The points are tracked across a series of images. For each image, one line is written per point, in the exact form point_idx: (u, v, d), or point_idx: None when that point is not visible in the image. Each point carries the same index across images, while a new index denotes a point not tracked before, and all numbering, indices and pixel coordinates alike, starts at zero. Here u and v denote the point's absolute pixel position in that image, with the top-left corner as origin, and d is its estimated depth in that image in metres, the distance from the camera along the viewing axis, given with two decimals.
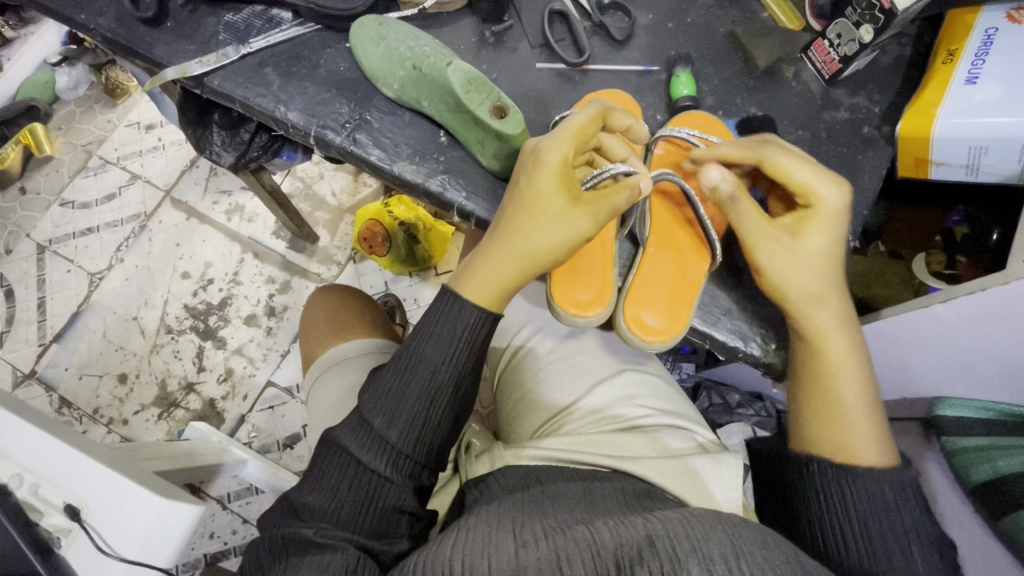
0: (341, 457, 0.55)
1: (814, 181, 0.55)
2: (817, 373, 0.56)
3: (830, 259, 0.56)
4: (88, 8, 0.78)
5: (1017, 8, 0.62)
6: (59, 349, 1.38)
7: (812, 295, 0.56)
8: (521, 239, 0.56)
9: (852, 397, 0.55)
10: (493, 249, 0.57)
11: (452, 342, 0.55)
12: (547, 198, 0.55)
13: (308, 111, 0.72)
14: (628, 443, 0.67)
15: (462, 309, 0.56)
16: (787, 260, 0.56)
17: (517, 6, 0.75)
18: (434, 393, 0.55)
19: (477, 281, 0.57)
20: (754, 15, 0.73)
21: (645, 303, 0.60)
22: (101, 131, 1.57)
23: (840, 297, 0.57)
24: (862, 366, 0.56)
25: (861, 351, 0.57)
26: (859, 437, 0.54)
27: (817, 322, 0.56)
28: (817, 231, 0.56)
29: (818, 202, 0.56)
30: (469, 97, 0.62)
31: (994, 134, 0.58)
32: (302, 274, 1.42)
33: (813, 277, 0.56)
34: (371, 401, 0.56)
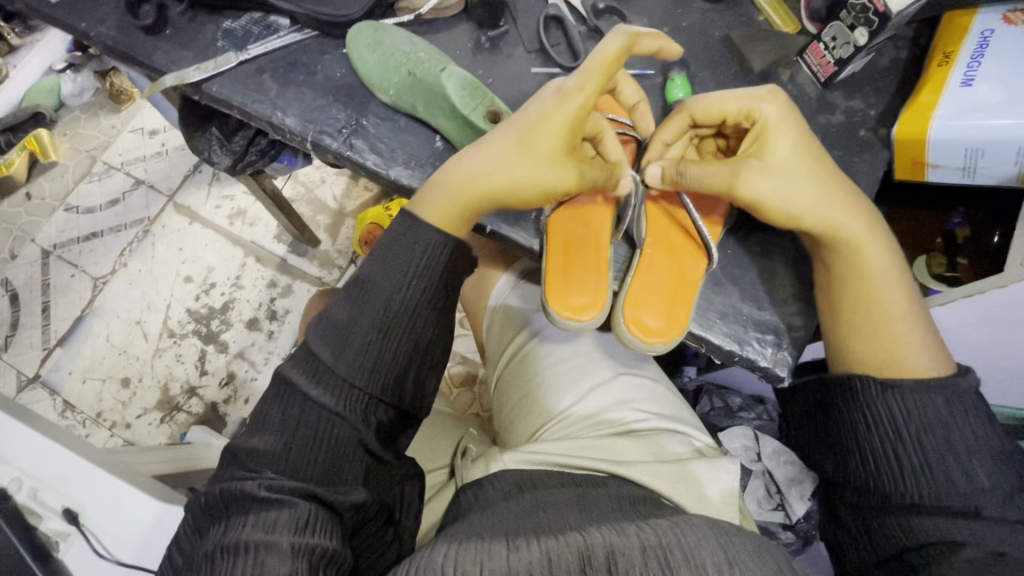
0: (289, 395, 0.55)
1: (747, 101, 0.57)
2: (859, 294, 0.56)
3: (817, 168, 0.55)
4: (89, 16, 0.79)
5: (1013, 10, 0.62)
6: (63, 353, 1.39)
7: (815, 206, 0.55)
8: (504, 165, 0.56)
9: (895, 311, 0.55)
10: (476, 166, 0.57)
11: (404, 269, 0.55)
12: (550, 130, 0.55)
13: (305, 117, 0.72)
14: (624, 448, 0.66)
15: (422, 230, 0.56)
16: (770, 182, 0.54)
17: (513, 12, 0.75)
18: (389, 325, 0.55)
19: (443, 198, 0.58)
20: (749, 19, 0.74)
21: (643, 305, 0.58)
22: (106, 136, 1.59)
23: (846, 195, 0.56)
24: (886, 245, 0.56)
25: (888, 243, 0.57)
26: (915, 353, 0.53)
27: (840, 237, 0.55)
28: (780, 142, 0.55)
29: (767, 120, 0.56)
30: (463, 102, 0.63)
31: (991, 136, 0.58)
32: (303, 278, 1.43)
33: (807, 192, 0.54)
34: (320, 331, 0.56)
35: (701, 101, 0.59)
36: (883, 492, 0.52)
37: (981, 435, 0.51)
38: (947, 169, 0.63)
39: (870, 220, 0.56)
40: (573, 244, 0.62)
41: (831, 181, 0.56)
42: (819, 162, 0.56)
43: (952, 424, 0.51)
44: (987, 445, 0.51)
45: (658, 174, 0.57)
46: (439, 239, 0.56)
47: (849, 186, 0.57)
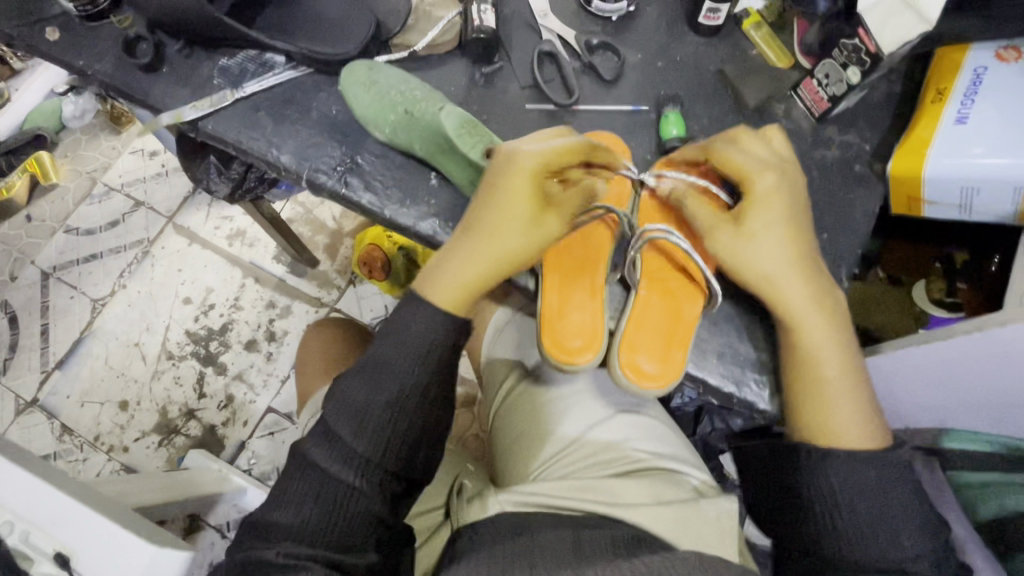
0: (307, 469, 0.56)
1: (749, 165, 0.56)
2: (796, 358, 0.58)
3: (790, 242, 0.56)
4: (87, 53, 0.79)
5: (1006, 47, 0.62)
6: (61, 376, 1.38)
7: (770, 281, 0.56)
8: (493, 245, 0.58)
9: (830, 378, 0.57)
10: (469, 248, 0.59)
11: (415, 347, 0.57)
12: (528, 207, 0.57)
13: (300, 154, 0.72)
14: (623, 489, 0.65)
15: (429, 312, 0.58)
16: (734, 249, 0.56)
17: (507, 48, 0.75)
18: (403, 399, 0.56)
19: (443, 278, 0.59)
20: (743, 54, 0.74)
21: (639, 347, 0.57)
22: (107, 158, 1.59)
23: (811, 274, 0.57)
24: (833, 319, 0.57)
25: (836, 319, 0.57)
26: (845, 420, 0.55)
27: (783, 305, 0.57)
28: (759, 214, 0.56)
29: (758, 190, 0.56)
30: (461, 139, 0.62)
31: (987, 175, 0.57)
32: (301, 299, 1.42)
33: (772, 266, 0.56)
34: (333, 407, 0.57)
35: (726, 148, 0.58)
36: (819, 551, 0.54)
37: (906, 506, 0.54)
38: (944, 205, 0.63)
39: (822, 297, 0.57)
40: (569, 287, 0.61)
41: (802, 259, 0.56)
42: (800, 239, 0.56)
43: (880, 492, 0.54)
44: (913, 515, 0.54)
45: (673, 189, 0.60)
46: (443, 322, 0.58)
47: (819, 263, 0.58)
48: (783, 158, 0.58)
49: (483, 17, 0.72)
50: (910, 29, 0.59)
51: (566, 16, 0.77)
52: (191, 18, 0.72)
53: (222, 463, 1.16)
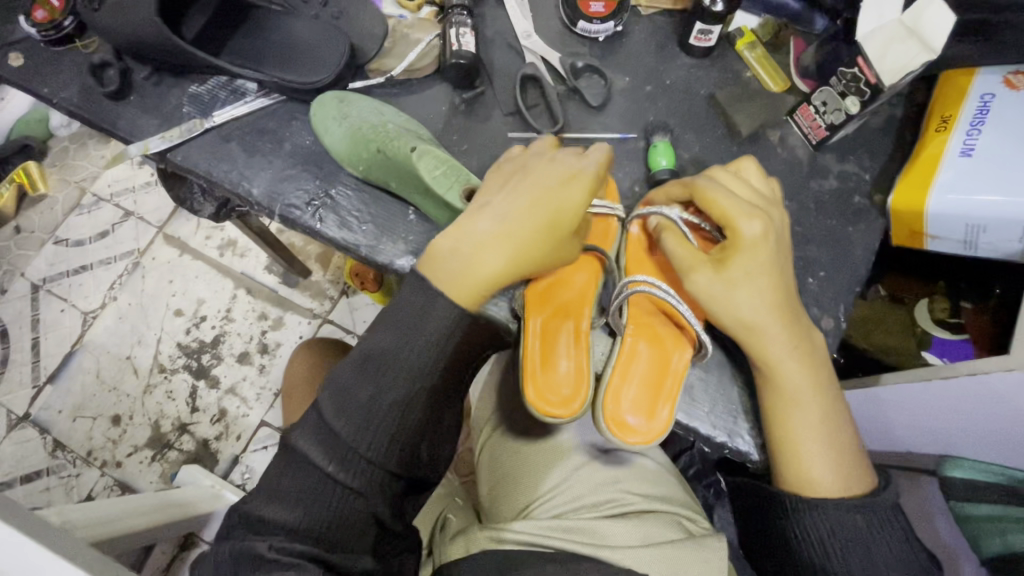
0: (303, 464, 0.52)
1: (733, 212, 0.52)
2: (774, 403, 0.56)
3: (771, 290, 0.53)
4: (51, 81, 0.76)
5: (1015, 72, 0.59)
6: (53, 391, 1.26)
7: (745, 328, 0.53)
8: (518, 240, 0.53)
9: (809, 427, 0.54)
10: (494, 243, 0.53)
11: (427, 336, 0.53)
12: (575, 208, 0.53)
13: (272, 188, 0.69)
14: (610, 530, 0.62)
15: (444, 303, 0.53)
16: (711, 297, 0.53)
17: (489, 71, 0.72)
18: (410, 402, 0.53)
19: (459, 273, 0.53)
20: (737, 77, 0.71)
21: (625, 400, 0.55)
22: (96, 166, 1.41)
23: (792, 323, 0.53)
24: (813, 367, 0.55)
25: (816, 366, 0.55)
26: (820, 468, 0.54)
27: (760, 353, 0.54)
28: (741, 265, 0.52)
29: (742, 236, 0.52)
30: (436, 181, 0.58)
31: (991, 213, 0.54)
32: (293, 309, 1.29)
33: (750, 315, 0.53)
34: (332, 400, 0.53)
35: (711, 189, 0.54)
36: None
37: (900, 552, 0.53)
38: (947, 240, 0.60)
39: (801, 345, 0.54)
40: (553, 333, 0.58)
41: (783, 310, 0.53)
42: (782, 289, 0.53)
43: (873, 540, 0.53)
44: (907, 561, 0.53)
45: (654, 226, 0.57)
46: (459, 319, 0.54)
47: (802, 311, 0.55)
48: (769, 201, 0.55)
49: (463, 40, 0.68)
50: (912, 58, 0.54)
51: (551, 37, 0.73)
52: (155, 48, 0.69)
53: (216, 478, 1.13)
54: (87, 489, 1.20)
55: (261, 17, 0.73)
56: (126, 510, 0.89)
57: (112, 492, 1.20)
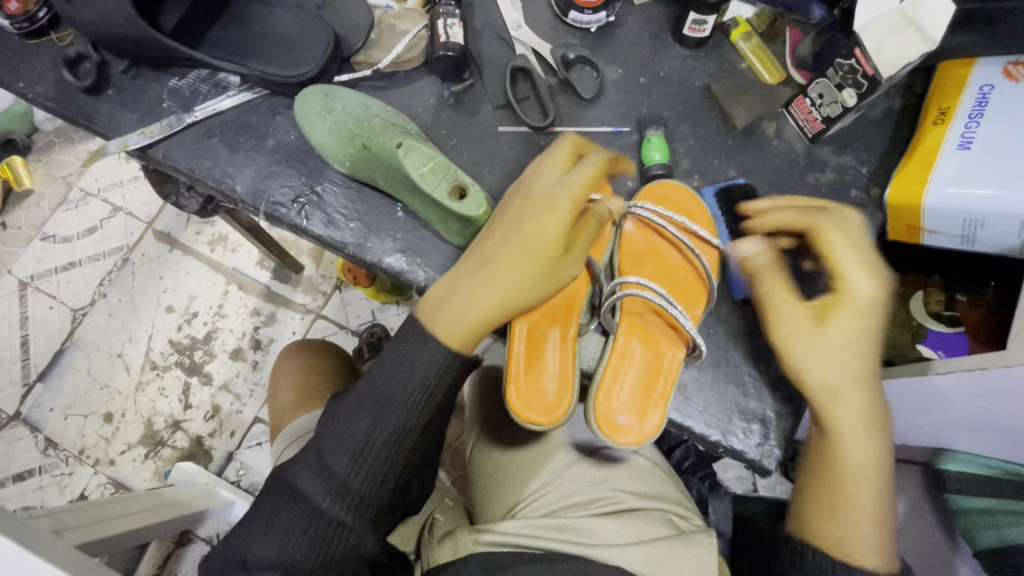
0: (296, 500, 0.53)
1: (850, 267, 0.51)
2: (830, 468, 0.53)
3: (862, 357, 0.52)
4: (28, 74, 0.74)
5: (1014, 62, 0.57)
6: (43, 388, 1.24)
7: (823, 387, 0.52)
8: (505, 281, 0.52)
9: (866, 500, 0.52)
10: (477, 285, 0.53)
11: (419, 383, 0.53)
12: (548, 243, 0.51)
13: (257, 184, 0.68)
14: (599, 528, 0.62)
15: (435, 347, 0.53)
16: (804, 349, 0.52)
17: (479, 63, 0.70)
18: (401, 441, 0.54)
19: (456, 317, 0.53)
20: (732, 67, 0.69)
21: (616, 400, 0.55)
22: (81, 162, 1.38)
23: (872, 393, 0.52)
24: (881, 438, 0.53)
25: (883, 440, 0.53)
26: (866, 541, 0.51)
27: (829, 414, 0.52)
28: (841, 323, 0.51)
29: (851, 292, 0.51)
30: (424, 179, 0.55)
31: (990, 208, 0.53)
32: (287, 305, 1.27)
33: (835, 375, 0.52)
34: (330, 437, 0.54)
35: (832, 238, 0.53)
36: None
37: None
38: (945, 234, 0.58)
39: (873, 420, 0.52)
40: (539, 338, 0.58)
41: (866, 377, 0.52)
42: (871, 357, 0.52)
43: None
44: None
45: (750, 258, 0.57)
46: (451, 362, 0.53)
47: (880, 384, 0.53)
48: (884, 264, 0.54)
49: (450, 31, 0.66)
50: (911, 48, 0.53)
51: (541, 27, 0.72)
52: (133, 41, 0.66)
53: (210, 475, 1.13)
54: (80, 487, 1.19)
55: (241, 8, 0.71)
56: (114, 512, 0.87)
57: (106, 489, 1.18)
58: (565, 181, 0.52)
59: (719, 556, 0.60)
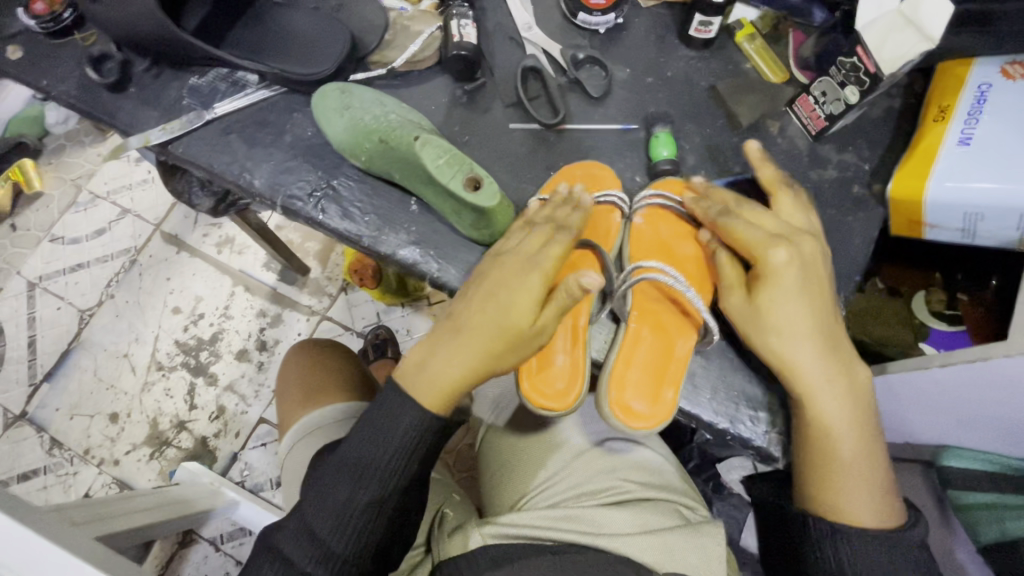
0: (279, 564, 0.53)
1: (758, 243, 0.55)
2: (811, 430, 0.54)
3: (811, 316, 0.53)
4: (50, 74, 0.76)
5: (1011, 62, 0.59)
6: (50, 388, 1.25)
7: (771, 348, 0.54)
8: (478, 349, 0.54)
9: (850, 458, 0.52)
10: (453, 356, 0.55)
11: (399, 445, 0.54)
12: (520, 321, 0.53)
13: (274, 179, 0.69)
14: (608, 518, 0.62)
15: (413, 410, 0.54)
16: (742, 309, 0.56)
17: (490, 63, 0.72)
18: (382, 503, 0.54)
19: (432, 382, 0.54)
20: (737, 68, 0.71)
21: (628, 385, 0.56)
22: (92, 164, 1.40)
23: (828, 349, 0.53)
24: (853, 396, 0.53)
25: (854, 396, 0.53)
26: (857, 496, 0.52)
27: (795, 384, 0.54)
28: (772, 292, 0.54)
29: (767, 263, 0.54)
30: (440, 171, 0.57)
31: (989, 201, 0.55)
32: (293, 306, 1.29)
33: (779, 328, 0.53)
34: (314, 501, 0.54)
35: (736, 223, 0.57)
36: None
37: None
38: (946, 228, 0.60)
39: (842, 379, 0.53)
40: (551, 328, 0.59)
41: (817, 337, 0.53)
42: (819, 320, 0.53)
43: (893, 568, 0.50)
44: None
45: (706, 239, 0.60)
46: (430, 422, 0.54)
47: (842, 341, 0.54)
48: (800, 234, 0.56)
49: (464, 32, 0.68)
50: (914, 45, 0.55)
51: (551, 29, 0.74)
52: (155, 39, 0.69)
53: (213, 475, 1.12)
54: (85, 487, 1.19)
55: (260, 8, 0.73)
56: (122, 508, 0.87)
57: (110, 489, 1.19)
58: (535, 258, 0.56)
59: (727, 546, 0.60)
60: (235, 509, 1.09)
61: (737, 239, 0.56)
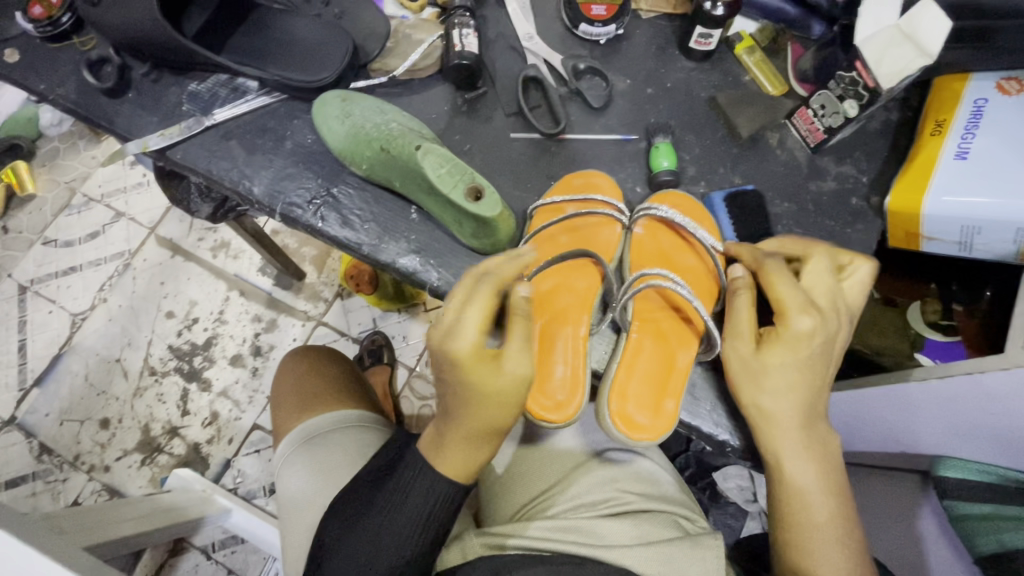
0: None
1: (794, 302, 0.52)
2: (787, 495, 0.54)
3: (799, 387, 0.52)
4: (48, 77, 0.75)
5: (1007, 77, 0.60)
6: (40, 393, 1.24)
7: (761, 414, 0.54)
8: (481, 421, 0.52)
9: (820, 523, 0.52)
10: (453, 437, 0.54)
11: (423, 513, 0.55)
12: (493, 389, 0.51)
13: (274, 186, 0.69)
14: (607, 529, 0.62)
15: (435, 482, 0.55)
16: (739, 369, 0.54)
17: (491, 71, 0.72)
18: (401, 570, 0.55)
19: (451, 458, 0.55)
20: (736, 80, 0.72)
21: (630, 397, 0.56)
22: (85, 167, 1.39)
23: (808, 423, 0.53)
24: (825, 463, 0.54)
25: (826, 462, 0.54)
26: (828, 555, 0.51)
27: (767, 443, 0.54)
28: (778, 354, 0.52)
29: (789, 327, 0.52)
30: (441, 180, 0.57)
31: (986, 215, 0.55)
32: (288, 312, 1.28)
33: (776, 397, 0.52)
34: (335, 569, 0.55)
35: (777, 273, 0.54)
36: None
37: None
38: (943, 241, 0.60)
39: (816, 448, 0.53)
40: (553, 337, 0.59)
41: (803, 408, 0.53)
42: (810, 389, 0.53)
43: None
44: None
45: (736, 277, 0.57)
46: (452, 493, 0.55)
47: (820, 418, 0.54)
48: (836, 298, 0.54)
49: (466, 41, 0.68)
50: (910, 61, 0.55)
51: (552, 38, 0.74)
52: (154, 44, 0.68)
53: (205, 481, 1.10)
54: (74, 494, 1.18)
55: (260, 15, 0.73)
56: (111, 517, 0.86)
57: (100, 496, 1.18)
58: (456, 326, 0.51)
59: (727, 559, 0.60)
60: (226, 518, 1.07)
61: (771, 289, 0.54)
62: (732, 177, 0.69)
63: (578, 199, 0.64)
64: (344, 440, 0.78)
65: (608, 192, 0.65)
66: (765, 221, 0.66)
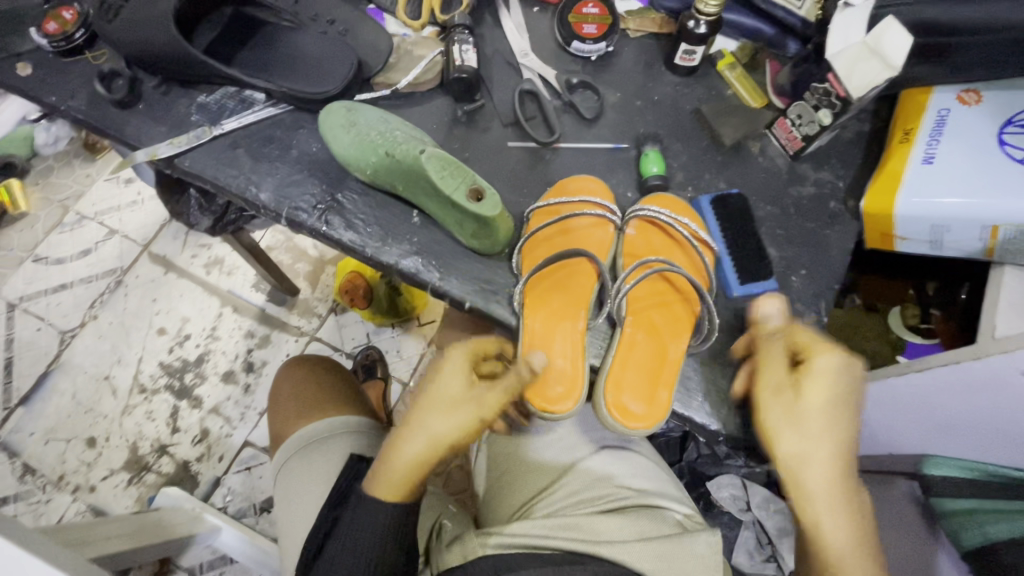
0: None
1: (812, 342, 0.54)
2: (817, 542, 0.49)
3: (835, 434, 0.50)
4: (58, 90, 0.78)
5: (966, 89, 0.65)
6: (25, 412, 1.22)
7: (793, 457, 0.50)
8: (429, 426, 0.54)
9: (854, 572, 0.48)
10: (402, 445, 0.54)
11: (370, 543, 0.53)
12: (448, 390, 0.54)
13: (280, 192, 0.72)
14: (605, 525, 0.63)
15: (370, 508, 0.54)
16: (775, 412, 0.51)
17: (489, 85, 0.76)
18: None
19: (390, 469, 0.54)
20: (719, 94, 0.77)
21: (625, 387, 0.58)
22: (80, 185, 1.40)
23: (837, 463, 0.49)
24: (854, 511, 0.49)
25: (858, 510, 0.49)
26: None
27: (796, 486, 0.50)
28: (812, 391, 0.51)
29: (816, 362, 0.52)
30: (444, 181, 0.60)
31: (951, 216, 0.60)
32: (282, 328, 1.29)
33: (810, 432, 0.50)
34: None
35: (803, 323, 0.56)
36: None
37: None
38: (915, 240, 0.65)
39: (850, 496, 0.49)
40: (552, 333, 0.62)
41: (840, 452, 0.50)
42: (845, 437, 0.50)
43: None
44: None
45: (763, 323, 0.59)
46: (385, 515, 0.53)
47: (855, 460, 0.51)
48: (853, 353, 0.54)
49: (465, 56, 0.72)
50: (877, 74, 0.60)
51: (546, 55, 0.79)
52: (166, 57, 0.71)
53: (196, 501, 1.09)
54: (57, 516, 1.15)
55: (269, 31, 0.76)
56: (101, 533, 0.86)
57: (85, 517, 1.15)
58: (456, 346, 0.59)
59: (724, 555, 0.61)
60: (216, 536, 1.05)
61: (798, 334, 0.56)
62: (716, 183, 0.73)
63: (573, 203, 0.68)
64: (341, 445, 0.78)
65: (601, 196, 0.69)
66: (750, 222, 0.70)
